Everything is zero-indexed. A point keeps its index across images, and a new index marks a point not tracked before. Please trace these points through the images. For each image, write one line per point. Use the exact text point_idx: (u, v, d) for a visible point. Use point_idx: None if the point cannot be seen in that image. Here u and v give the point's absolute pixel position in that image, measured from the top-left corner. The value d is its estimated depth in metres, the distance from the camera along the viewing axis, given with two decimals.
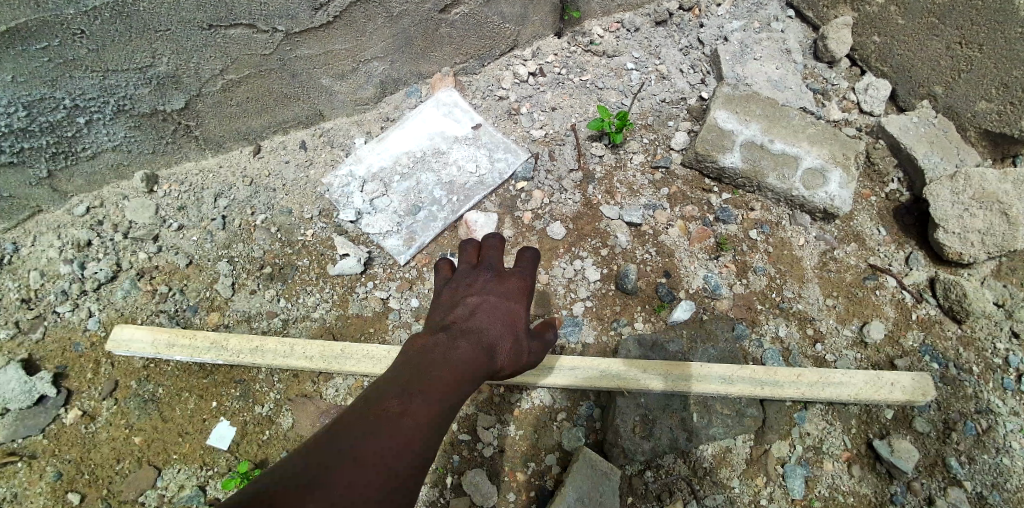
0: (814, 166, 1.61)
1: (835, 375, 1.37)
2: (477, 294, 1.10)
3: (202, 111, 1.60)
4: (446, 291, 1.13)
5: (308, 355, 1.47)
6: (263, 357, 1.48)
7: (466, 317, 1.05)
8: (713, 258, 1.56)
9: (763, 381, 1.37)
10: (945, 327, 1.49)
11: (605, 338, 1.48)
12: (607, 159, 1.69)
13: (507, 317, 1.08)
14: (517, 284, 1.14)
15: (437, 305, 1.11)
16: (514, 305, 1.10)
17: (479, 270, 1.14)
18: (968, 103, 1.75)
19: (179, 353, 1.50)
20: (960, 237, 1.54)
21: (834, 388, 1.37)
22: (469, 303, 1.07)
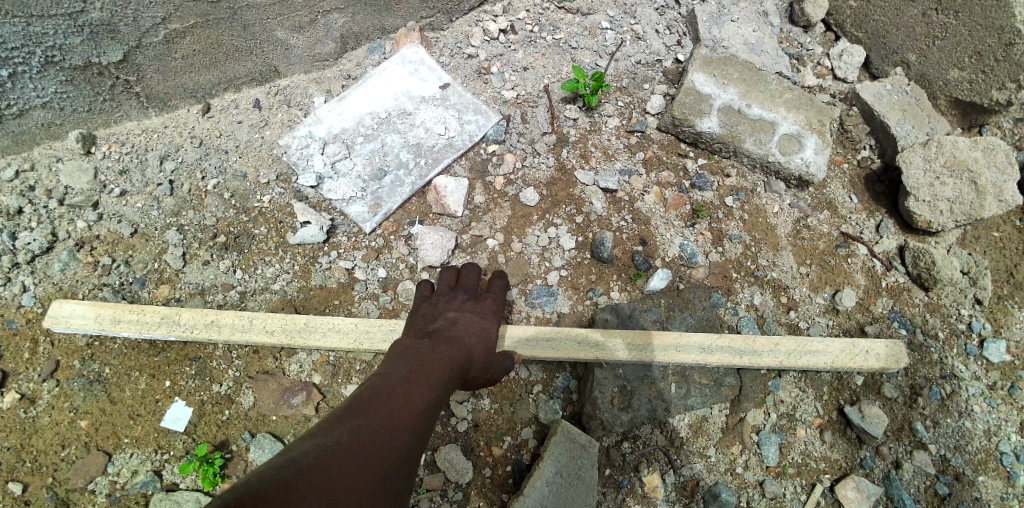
0: (791, 132, 1.58)
1: (814, 344, 1.37)
2: (455, 309, 1.27)
3: (143, 64, 1.45)
4: (426, 306, 1.30)
5: (270, 330, 1.38)
6: (222, 331, 1.39)
7: (445, 329, 1.22)
8: (689, 226, 1.53)
9: (742, 351, 1.35)
10: (913, 294, 1.51)
11: (581, 308, 1.44)
12: (581, 123, 1.63)
13: (481, 330, 1.24)
14: (491, 303, 1.31)
15: (418, 318, 1.27)
16: (485, 320, 1.27)
17: (456, 290, 1.31)
18: (940, 71, 1.75)
19: (127, 330, 1.39)
20: (931, 206, 1.55)
21: (812, 357, 1.37)
22: (447, 319, 1.24)
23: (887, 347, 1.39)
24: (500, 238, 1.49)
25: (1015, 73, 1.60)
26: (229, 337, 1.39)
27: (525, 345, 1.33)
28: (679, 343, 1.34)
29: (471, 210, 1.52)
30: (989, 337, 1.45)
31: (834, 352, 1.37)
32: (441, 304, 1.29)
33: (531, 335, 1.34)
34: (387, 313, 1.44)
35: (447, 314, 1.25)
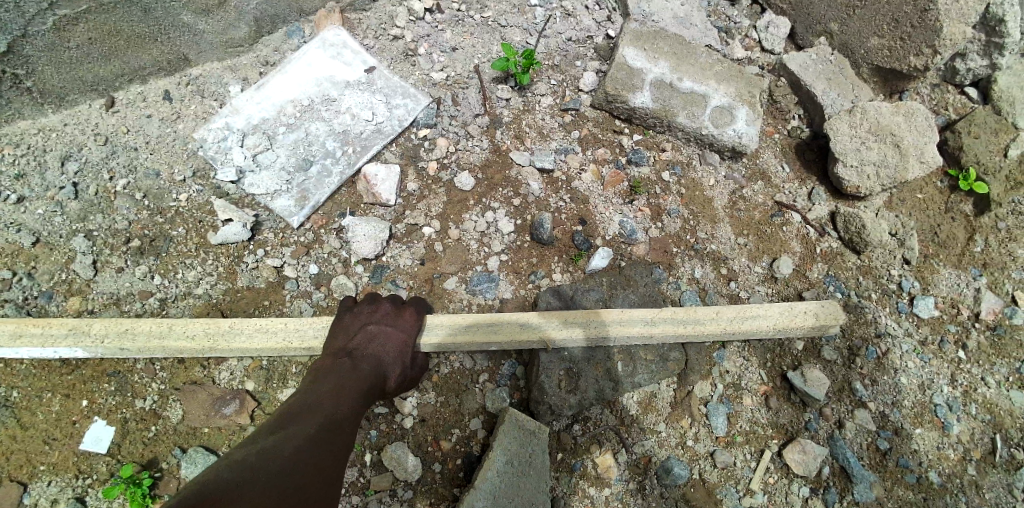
0: (722, 104, 1.58)
1: (754, 310, 1.37)
2: (377, 322, 1.22)
3: (33, 55, 1.28)
4: (346, 319, 1.25)
5: (190, 335, 1.27)
6: (137, 341, 1.26)
7: (365, 344, 1.17)
8: (627, 203, 1.52)
9: (685, 320, 1.34)
10: (846, 258, 1.56)
11: (524, 292, 1.41)
12: (514, 102, 1.58)
13: (403, 343, 1.21)
14: (414, 316, 1.26)
15: (337, 331, 1.23)
16: (406, 335, 1.22)
17: (378, 302, 1.27)
18: (861, 39, 1.79)
19: (25, 345, 1.24)
20: (858, 171, 1.62)
21: (753, 321, 1.36)
22: (368, 331, 1.19)
23: (823, 308, 1.40)
24: (436, 225, 1.44)
25: (929, 38, 1.64)
26: (144, 348, 1.27)
27: (463, 331, 1.28)
28: (622, 319, 1.31)
29: (405, 198, 1.46)
30: (917, 295, 1.51)
31: (772, 316, 1.38)
32: (362, 317, 1.24)
33: (469, 322, 1.29)
34: (321, 311, 1.37)
35: (367, 327, 1.21)
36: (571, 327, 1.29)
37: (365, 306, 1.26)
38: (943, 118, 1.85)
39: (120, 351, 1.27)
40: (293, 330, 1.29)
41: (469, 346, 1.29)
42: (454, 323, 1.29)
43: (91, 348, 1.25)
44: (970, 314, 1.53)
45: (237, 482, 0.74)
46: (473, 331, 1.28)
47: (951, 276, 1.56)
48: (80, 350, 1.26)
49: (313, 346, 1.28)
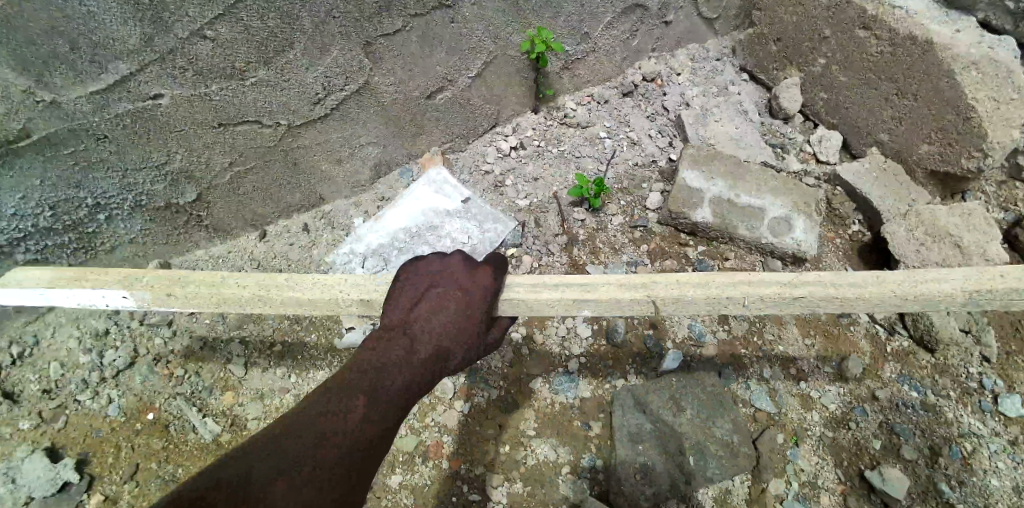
0: (779, 216, 1.76)
1: (901, 280, 1.16)
2: (443, 283, 0.96)
3: (213, 200, 1.73)
4: (401, 282, 0.99)
5: (241, 284, 1.20)
6: (186, 288, 1.19)
7: (423, 320, 0.91)
8: (695, 309, 1.67)
9: (836, 284, 1.16)
10: (919, 356, 1.58)
11: (601, 392, 1.55)
12: (588, 222, 1.84)
13: (473, 321, 0.95)
14: (488, 282, 1.00)
15: (395, 295, 0.97)
16: (478, 302, 0.97)
17: (449, 263, 1.00)
18: (911, 147, 1.95)
19: (77, 287, 1.20)
20: (920, 271, 1.68)
21: (902, 290, 1.16)
22: (429, 301, 0.93)
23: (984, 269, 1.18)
24: (523, 331, 1.63)
25: (974, 144, 1.77)
26: (191, 293, 1.18)
27: (551, 290, 1.16)
28: (732, 284, 1.16)
29: None
30: (1002, 394, 1.50)
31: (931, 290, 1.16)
32: (423, 276, 0.98)
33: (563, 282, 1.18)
34: (425, 408, 1.53)
35: (430, 292, 0.95)
36: (671, 278, 1.18)
37: (429, 261, 1.01)
38: None
39: (167, 299, 1.19)
40: (351, 287, 1.19)
41: (561, 309, 1.18)
42: (538, 280, 1.17)
43: (137, 292, 1.18)
44: None
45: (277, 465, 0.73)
46: (563, 294, 1.16)
47: None
48: (126, 294, 1.19)
49: (372, 298, 1.16)
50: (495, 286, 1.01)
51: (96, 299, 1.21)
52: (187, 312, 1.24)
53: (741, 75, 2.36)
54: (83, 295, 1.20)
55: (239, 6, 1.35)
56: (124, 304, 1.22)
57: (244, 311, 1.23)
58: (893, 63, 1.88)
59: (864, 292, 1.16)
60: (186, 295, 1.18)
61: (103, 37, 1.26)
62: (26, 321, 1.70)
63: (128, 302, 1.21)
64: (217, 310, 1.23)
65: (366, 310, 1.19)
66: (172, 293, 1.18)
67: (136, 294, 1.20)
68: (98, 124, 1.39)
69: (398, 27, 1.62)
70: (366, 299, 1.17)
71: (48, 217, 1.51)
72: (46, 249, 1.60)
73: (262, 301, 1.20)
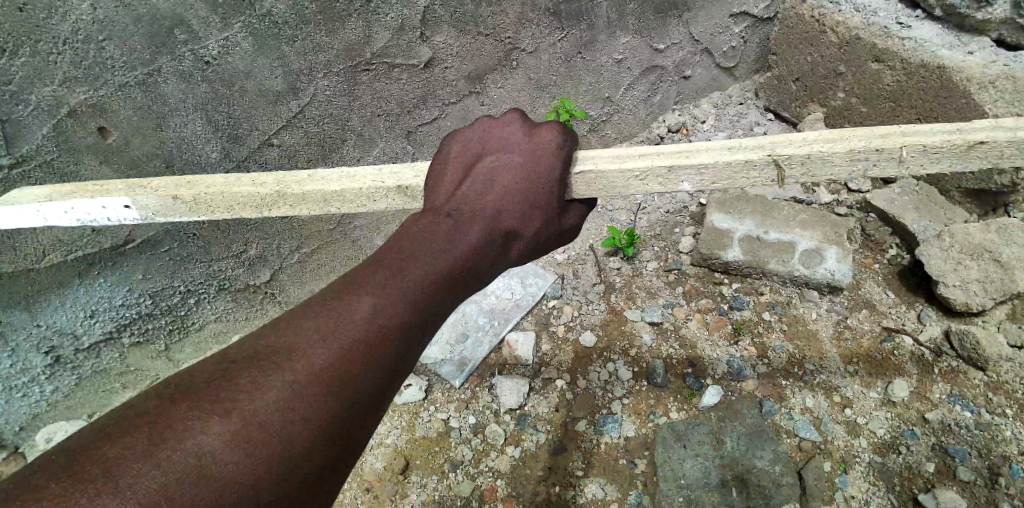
0: (809, 248, 1.78)
1: (904, 139, 1.12)
2: (494, 155, 1.07)
3: (285, 280, 1.97)
4: (457, 159, 1.11)
5: (261, 184, 1.21)
6: (195, 190, 1.21)
7: (468, 200, 1.02)
8: (733, 344, 1.72)
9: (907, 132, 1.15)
10: (971, 375, 1.57)
11: (644, 431, 1.61)
12: (624, 270, 1.95)
13: (529, 185, 1.03)
14: (551, 138, 1.07)
15: (451, 164, 1.10)
16: (521, 165, 1.04)
17: (503, 133, 1.10)
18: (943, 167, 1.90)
19: (76, 198, 1.22)
20: (963, 289, 1.65)
21: (905, 146, 1.12)
22: (481, 170, 1.05)
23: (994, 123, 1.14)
24: (566, 377, 1.74)
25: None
26: (202, 197, 1.20)
27: (628, 161, 1.17)
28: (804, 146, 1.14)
29: (540, 357, 1.81)
30: None
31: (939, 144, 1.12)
32: (478, 152, 1.10)
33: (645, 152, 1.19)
34: (479, 454, 1.65)
35: (484, 165, 1.05)
36: (776, 144, 1.16)
37: (482, 136, 1.12)
38: None
39: (174, 203, 1.21)
40: (387, 176, 1.20)
41: (644, 186, 1.18)
42: (614, 155, 1.19)
43: (139, 196, 1.20)
44: None
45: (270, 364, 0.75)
46: (650, 165, 1.15)
47: None
48: (129, 203, 1.22)
49: (410, 185, 1.18)
50: (560, 142, 1.07)
51: (96, 211, 1.23)
52: (192, 219, 1.25)
53: (766, 114, 2.41)
54: (81, 207, 1.22)
55: (298, 117, 1.63)
56: (126, 217, 1.23)
57: (267, 213, 1.24)
58: (912, 88, 1.88)
59: (867, 148, 1.12)
60: (199, 198, 1.21)
61: (191, 154, 1.57)
62: (133, 395, 1.98)
63: (131, 214, 1.23)
64: (235, 216, 1.25)
65: (406, 201, 1.21)
66: (179, 195, 1.20)
67: (139, 202, 1.22)
68: (188, 225, 1.64)
69: (435, 115, 1.86)
70: (404, 187, 1.19)
71: (149, 303, 1.76)
72: (149, 330, 1.83)
73: (284, 199, 1.21)
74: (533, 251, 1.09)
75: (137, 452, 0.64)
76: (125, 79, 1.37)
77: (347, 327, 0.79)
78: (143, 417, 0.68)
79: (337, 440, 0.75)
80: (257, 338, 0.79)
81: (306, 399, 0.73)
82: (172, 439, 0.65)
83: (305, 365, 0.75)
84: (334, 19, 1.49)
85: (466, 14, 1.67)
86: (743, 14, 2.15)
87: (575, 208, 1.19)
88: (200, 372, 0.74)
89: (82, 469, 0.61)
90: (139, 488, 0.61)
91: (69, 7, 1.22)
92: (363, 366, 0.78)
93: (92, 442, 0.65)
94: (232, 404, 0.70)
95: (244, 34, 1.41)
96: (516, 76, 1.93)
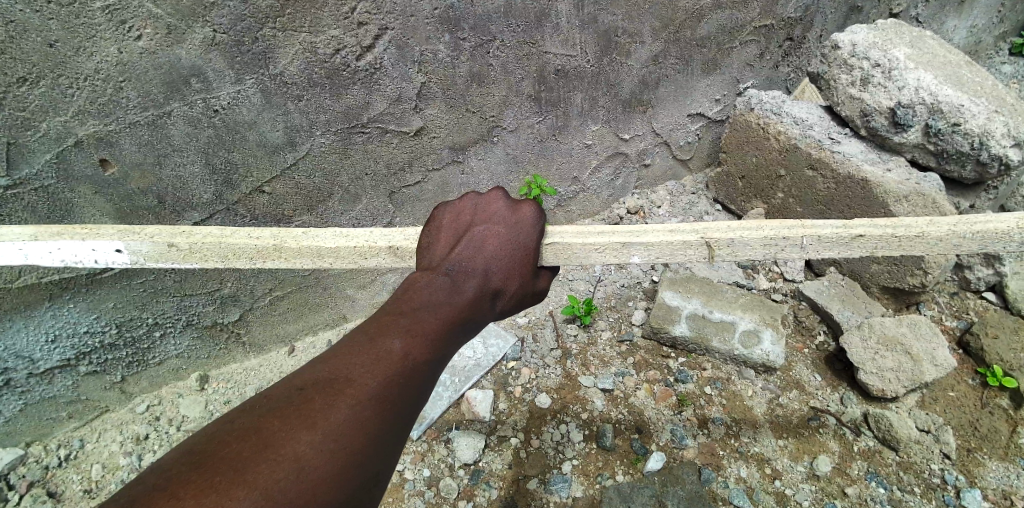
0: (749, 328, 1.96)
1: (772, 232, 1.38)
2: (481, 224, 1.20)
3: (252, 320, 2.00)
4: (447, 227, 1.24)
5: (257, 237, 1.35)
6: (192, 240, 1.33)
7: (463, 261, 1.15)
8: (677, 414, 1.85)
9: (789, 224, 1.40)
10: (885, 455, 1.75)
11: (592, 491, 1.69)
12: (581, 338, 2.06)
13: (514, 253, 1.18)
14: (530, 215, 1.23)
15: (443, 232, 1.24)
16: (511, 237, 1.19)
17: (490, 204, 1.24)
18: (864, 266, 2.12)
19: (66, 239, 1.30)
20: (879, 376, 1.83)
21: (770, 240, 1.38)
22: (473, 240, 1.18)
23: (841, 226, 1.39)
24: (521, 436, 1.82)
25: (915, 262, 1.96)
26: (197, 246, 1.32)
27: (597, 235, 1.37)
28: (726, 230, 1.39)
29: (497, 415, 1.88)
30: (963, 488, 1.67)
31: (795, 239, 1.38)
32: (468, 219, 1.23)
33: (604, 229, 1.39)
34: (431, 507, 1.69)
35: (476, 232, 1.19)
36: (708, 228, 1.40)
37: (469, 208, 1.25)
38: (963, 322, 2.10)
39: (168, 251, 1.33)
40: (379, 237, 1.37)
41: (602, 256, 1.38)
42: (585, 229, 1.38)
43: (133, 242, 1.31)
44: None
45: (313, 404, 0.91)
46: (608, 239, 1.36)
47: (999, 469, 1.70)
48: (121, 247, 1.31)
49: (401, 246, 1.34)
50: (537, 218, 1.24)
51: (83, 253, 1.30)
52: (182, 265, 1.36)
53: (715, 205, 2.62)
54: (69, 248, 1.30)
55: (291, 169, 1.74)
56: (116, 260, 1.32)
57: (262, 263, 1.38)
58: (839, 196, 2.14)
59: (743, 239, 1.38)
60: (196, 246, 1.33)
61: (184, 193, 1.65)
62: (74, 426, 1.92)
63: (120, 258, 1.32)
64: (225, 264, 1.37)
65: (394, 260, 1.37)
66: (175, 243, 1.32)
67: (131, 247, 1.32)
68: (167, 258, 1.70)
69: (418, 179, 2.00)
70: (395, 248, 1.35)
71: (113, 333, 1.78)
72: (106, 361, 1.83)
73: (279, 252, 1.35)
74: (516, 307, 1.24)
75: (246, 458, 0.83)
76: (135, 118, 1.46)
77: (384, 362, 0.98)
78: (242, 432, 0.87)
79: (379, 455, 0.94)
80: (310, 372, 0.98)
81: (360, 420, 0.92)
82: (272, 448, 0.85)
83: (358, 392, 0.94)
84: (339, 86, 1.64)
85: (457, 94, 1.87)
86: (699, 115, 2.45)
87: (547, 272, 1.34)
88: (268, 405, 0.92)
89: (210, 471, 0.81)
90: (255, 486, 0.80)
91: (96, 49, 1.33)
92: (396, 395, 0.98)
93: (210, 452, 0.84)
94: (310, 421, 0.89)
95: (255, 90, 1.53)
96: (496, 151, 2.11)
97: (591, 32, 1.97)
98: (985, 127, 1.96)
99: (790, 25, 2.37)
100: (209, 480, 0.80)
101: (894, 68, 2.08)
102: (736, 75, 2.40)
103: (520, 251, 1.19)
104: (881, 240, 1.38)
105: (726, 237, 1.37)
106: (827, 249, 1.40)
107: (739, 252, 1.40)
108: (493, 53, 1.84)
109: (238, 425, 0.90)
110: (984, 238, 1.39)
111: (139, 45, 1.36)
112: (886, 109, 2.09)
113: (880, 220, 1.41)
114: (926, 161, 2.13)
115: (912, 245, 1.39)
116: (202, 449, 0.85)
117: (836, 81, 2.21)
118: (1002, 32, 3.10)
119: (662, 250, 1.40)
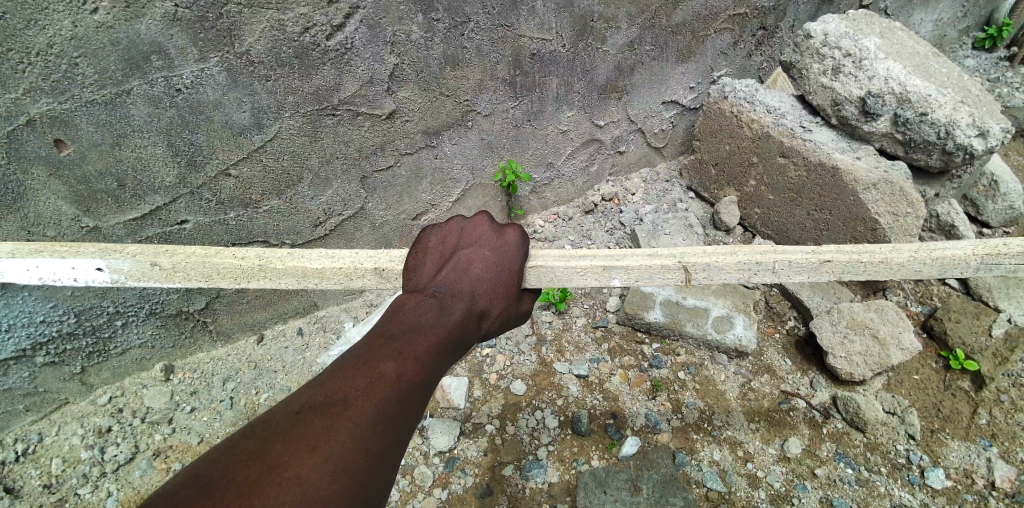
0: (721, 314, 1.98)
1: (746, 257, 1.38)
2: (468, 246, 1.24)
3: (219, 309, 1.94)
4: (435, 248, 1.27)
5: (243, 257, 1.35)
6: (175, 258, 1.32)
7: (449, 285, 1.18)
8: (651, 399, 1.86)
9: (762, 251, 1.41)
10: (853, 436, 1.79)
11: (568, 477, 1.70)
12: (555, 324, 2.05)
13: (499, 275, 1.22)
14: (515, 239, 1.26)
15: (431, 253, 1.27)
16: (497, 259, 1.23)
17: (477, 227, 1.28)
18: None
19: (44, 257, 1.28)
20: (847, 360, 1.86)
21: (743, 265, 1.39)
22: (460, 262, 1.21)
23: (811, 252, 1.41)
24: (496, 423, 1.80)
25: None
26: (180, 265, 1.32)
27: (578, 259, 1.37)
28: (701, 255, 1.41)
29: (471, 402, 1.86)
30: (928, 467, 1.72)
31: (767, 265, 1.39)
32: (455, 242, 1.26)
33: (585, 254, 1.39)
34: (405, 495, 1.67)
35: (462, 255, 1.22)
36: (685, 253, 1.41)
37: (456, 229, 1.28)
38: (927, 307, 2.16)
39: (152, 269, 1.32)
40: (365, 259, 1.37)
41: (584, 280, 1.39)
42: (567, 253, 1.38)
43: (115, 260, 1.30)
44: (986, 483, 1.69)
45: (313, 426, 0.91)
46: (589, 262, 1.37)
47: (961, 448, 1.76)
48: (102, 266, 1.30)
49: (386, 268, 1.34)
50: (522, 243, 1.27)
51: (63, 271, 1.29)
52: (165, 284, 1.36)
53: (688, 193, 2.63)
54: (48, 266, 1.28)
55: (258, 151, 1.68)
56: (96, 278, 1.31)
57: (245, 283, 1.37)
58: (811, 183, 2.16)
59: (719, 264, 1.39)
60: (178, 265, 1.32)
61: (146, 176, 1.58)
62: (31, 420, 1.84)
63: (101, 276, 1.31)
64: (209, 284, 1.37)
65: (380, 281, 1.37)
66: (158, 261, 1.31)
67: (113, 265, 1.31)
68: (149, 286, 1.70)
69: (391, 163, 1.96)
70: (380, 270, 1.35)
71: (71, 322, 1.70)
72: (64, 352, 1.76)
73: (264, 271, 1.35)
74: (500, 328, 1.27)
75: (252, 480, 0.82)
76: (91, 96, 1.39)
77: (380, 385, 0.99)
78: (243, 457, 0.86)
79: (379, 477, 0.94)
80: (307, 394, 0.97)
81: (360, 442, 0.92)
82: (277, 471, 0.84)
83: (355, 414, 0.94)
84: (308, 66, 1.59)
85: (431, 76, 1.83)
86: (673, 102, 2.46)
87: (530, 294, 1.35)
88: (267, 429, 0.91)
89: (215, 496, 0.79)
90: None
91: (50, 22, 1.26)
92: (393, 417, 0.98)
93: (212, 476, 0.83)
94: (312, 444, 0.88)
95: (219, 69, 1.48)
96: (471, 136, 2.08)
97: (567, 16, 1.95)
98: (950, 117, 2.00)
99: (763, 14, 2.40)
100: (216, 501, 0.78)
101: (864, 58, 2.12)
102: (710, 63, 2.42)
103: (506, 272, 1.23)
104: (848, 267, 1.40)
105: (701, 262, 1.38)
106: (796, 274, 1.41)
107: (714, 277, 1.41)
108: (467, 35, 1.81)
109: (239, 448, 0.88)
110: (943, 266, 1.42)
111: (95, 19, 1.28)
112: (856, 98, 2.12)
113: (850, 248, 1.43)
114: (894, 149, 2.17)
115: (876, 271, 1.41)
116: (207, 472, 0.84)
117: (808, 70, 2.25)
118: (964, 26, 3.19)
119: (639, 274, 1.40)
